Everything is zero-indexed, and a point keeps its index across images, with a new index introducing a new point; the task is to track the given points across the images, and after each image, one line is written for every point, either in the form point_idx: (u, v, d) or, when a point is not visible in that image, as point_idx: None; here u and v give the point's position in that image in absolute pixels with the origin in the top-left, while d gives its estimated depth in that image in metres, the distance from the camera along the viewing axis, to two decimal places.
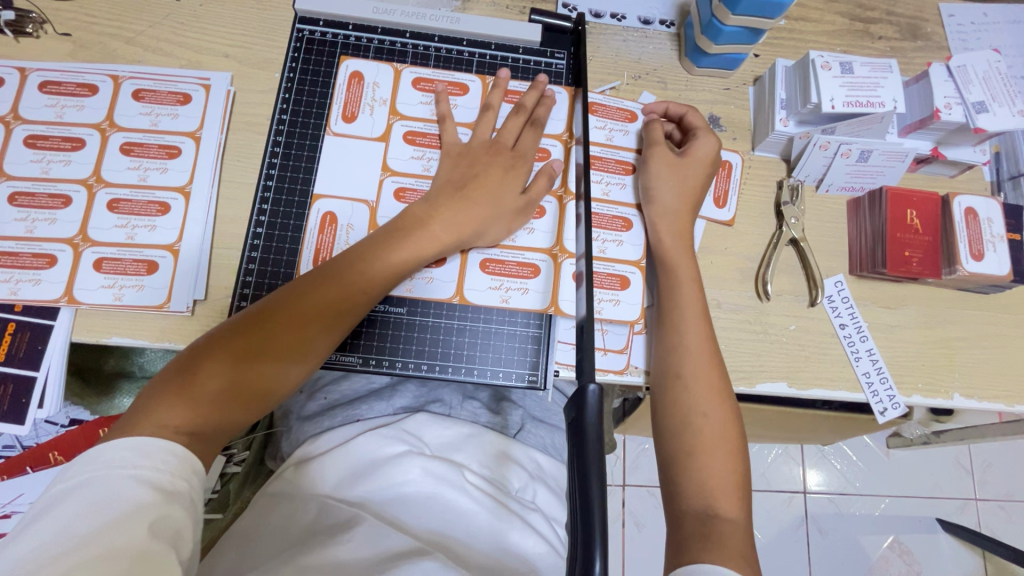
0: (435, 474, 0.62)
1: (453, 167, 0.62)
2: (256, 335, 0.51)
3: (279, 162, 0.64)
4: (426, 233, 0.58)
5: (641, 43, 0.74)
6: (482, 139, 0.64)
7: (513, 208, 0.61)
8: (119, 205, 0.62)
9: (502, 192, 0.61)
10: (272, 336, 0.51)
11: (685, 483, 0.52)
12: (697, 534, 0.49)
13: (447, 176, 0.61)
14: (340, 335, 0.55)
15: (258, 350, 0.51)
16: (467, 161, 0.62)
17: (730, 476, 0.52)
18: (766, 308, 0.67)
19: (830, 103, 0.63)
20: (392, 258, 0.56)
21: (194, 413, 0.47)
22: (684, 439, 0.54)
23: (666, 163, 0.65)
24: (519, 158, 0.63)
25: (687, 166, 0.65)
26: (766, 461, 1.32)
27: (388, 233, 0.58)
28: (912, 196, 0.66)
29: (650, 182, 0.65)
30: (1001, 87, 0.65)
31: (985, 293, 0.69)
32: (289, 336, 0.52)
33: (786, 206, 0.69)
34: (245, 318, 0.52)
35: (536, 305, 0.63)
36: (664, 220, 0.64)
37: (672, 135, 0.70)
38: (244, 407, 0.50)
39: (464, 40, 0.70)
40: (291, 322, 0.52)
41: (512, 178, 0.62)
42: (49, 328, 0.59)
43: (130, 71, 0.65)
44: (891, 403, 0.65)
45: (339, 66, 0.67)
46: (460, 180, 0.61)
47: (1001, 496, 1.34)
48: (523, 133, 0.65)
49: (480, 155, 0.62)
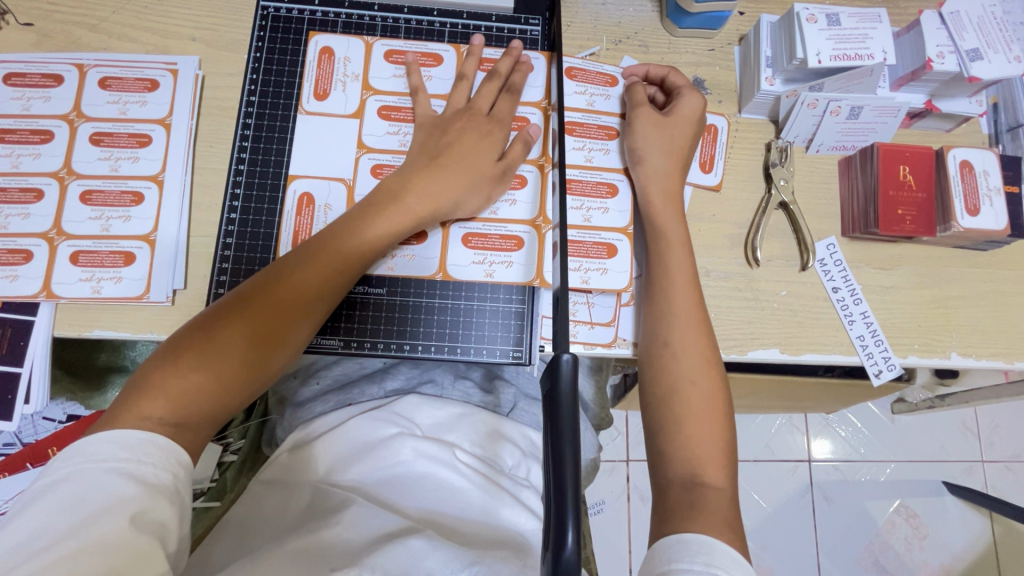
0: (426, 454, 0.61)
1: (426, 138, 0.61)
2: (234, 321, 0.50)
3: (250, 144, 0.63)
4: (402, 208, 0.56)
5: (620, 6, 0.71)
6: (456, 109, 0.62)
7: (489, 176, 0.60)
8: (92, 197, 0.61)
9: (478, 160, 0.59)
10: (251, 320, 0.50)
11: (671, 451, 0.52)
12: (683, 501, 0.48)
13: (421, 148, 0.60)
14: (321, 315, 0.54)
15: (237, 336, 0.50)
16: (441, 132, 0.60)
17: (716, 443, 0.51)
18: (756, 275, 0.65)
19: (816, 57, 0.60)
20: (368, 234, 0.55)
21: (176, 404, 0.46)
22: (670, 408, 0.53)
23: (653, 122, 0.63)
24: (495, 125, 0.61)
25: (675, 125, 0.63)
26: (769, 432, 1.32)
27: (362, 209, 0.56)
28: (904, 151, 0.64)
29: (636, 143, 0.63)
30: (996, 33, 0.62)
31: (983, 249, 0.67)
32: (269, 319, 0.51)
33: (774, 168, 0.67)
34: (222, 306, 0.51)
35: (519, 279, 0.62)
36: (649, 186, 0.62)
37: (655, 98, 0.68)
38: (228, 396, 0.49)
39: (435, 9, 0.67)
40: (269, 305, 0.51)
41: (488, 147, 0.60)
42: (30, 324, 0.58)
43: (95, 59, 0.64)
44: (887, 365, 0.64)
45: (308, 43, 0.65)
46: (434, 150, 0.59)
47: (1008, 456, 1.33)
48: (499, 100, 0.63)
49: (454, 123, 0.61)
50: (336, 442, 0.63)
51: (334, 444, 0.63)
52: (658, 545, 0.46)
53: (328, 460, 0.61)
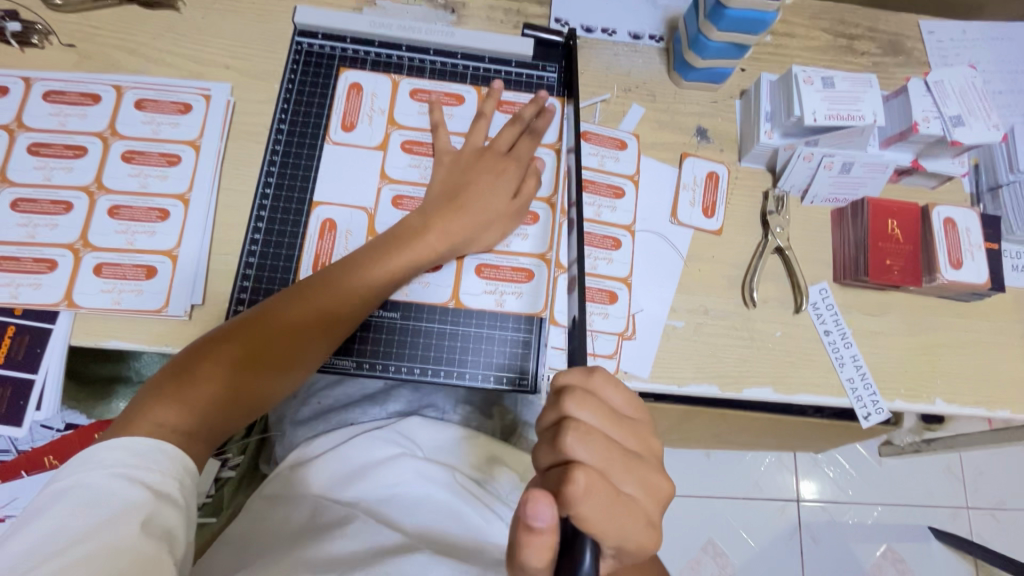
0: (426, 475, 0.62)
1: (447, 174, 0.64)
2: (250, 341, 0.52)
3: (277, 169, 0.66)
4: (423, 242, 0.59)
5: (630, 58, 0.76)
6: (474, 146, 0.66)
7: (504, 213, 0.63)
8: (119, 211, 0.63)
9: (493, 198, 0.63)
10: (267, 341, 0.52)
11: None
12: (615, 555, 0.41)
13: (441, 184, 0.63)
14: (332, 340, 0.56)
15: (255, 353, 0.52)
16: (458, 168, 0.64)
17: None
18: (752, 315, 0.68)
19: (812, 116, 0.64)
20: (389, 265, 0.58)
21: (192, 413, 0.48)
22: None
23: (606, 498, 0.39)
24: (511, 164, 0.65)
25: (617, 429, 0.43)
26: (759, 469, 1.33)
27: (384, 241, 0.59)
28: (893, 206, 0.68)
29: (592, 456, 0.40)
30: (977, 102, 0.67)
31: (965, 301, 0.71)
32: (287, 339, 0.53)
33: (771, 215, 0.71)
34: (243, 321, 0.53)
35: (524, 309, 0.65)
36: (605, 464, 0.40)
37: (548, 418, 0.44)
38: (234, 410, 0.51)
39: (459, 53, 0.72)
40: (284, 328, 0.53)
41: (504, 184, 0.64)
42: (49, 331, 0.60)
43: (133, 82, 0.67)
44: (875, 408, 0.66)
45: (339, 78, 0.69)
46: (453, 188, 0.63)
47: (992, 504, 1.35)
48: (518, 141, 0.67)
49: (473, 163, 0.64)
50: (338, 461, 0.64)
51: (334, 463, 0.64)
52: None
53: (329, 477, 0.62)
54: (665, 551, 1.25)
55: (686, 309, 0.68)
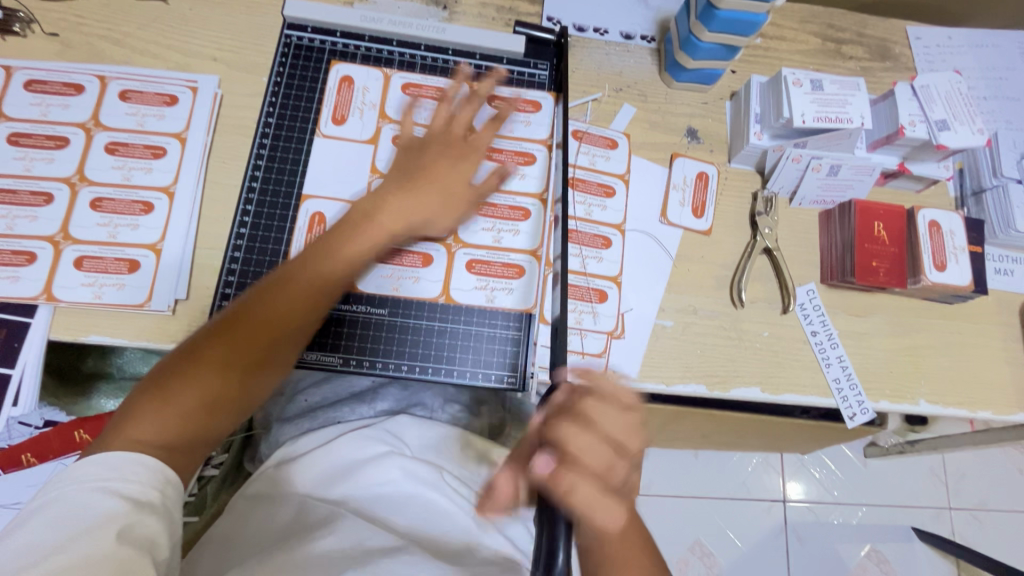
0: (415, 475, 0.61)
1: (405, 158, 0.62)
2: (219, 345, 0.50)
3: (265, 162, 0.65)
4: (372, 226, 0.57)
5: (622, 57, 0.76)
6: (436, 131, 0.64)
7: (463, 198, 0.62)
8: (102, 204, 0.62)
9: (453, 182, 0.61)
10: (235, 344, 0.51)
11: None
12: None
13: (399, 168, 0.62)
14: (301, 331, 0.55)
15: (218, 362, 0.49)
16: (418, 151, 0.62)
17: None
18: (741, 315, 0.69)
19: (801, 118, 0.65)
20: (343, 254, 0.56)
21: (171, 427, 0.47)
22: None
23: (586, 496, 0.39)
24: (467, 149, 0.63)
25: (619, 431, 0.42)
26: (746, 471, 1.34)
27: (338, 229, 0.57)
28: (879, 208, 0.69)
29: (576, 452, 0.40)
30: (962, 107, 0.68)
31: (949, 303, 0.72)
32: (253, 339, 0.51)
33: (760, 216, 0.71)
34: (206, 332, 0.51)
35: (516, 306, 0.64)
36: (586, 466, 0.40)
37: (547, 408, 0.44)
38: (213, 420, 0.49)
39: (450, 49, 0.71)
40: (250, 324, 0.51)
41: (462, 170, 0.62)
42: (27, 326, 0.58)
43: (118, 72, 0.66)
44: (860, 408, 0.67)
45: (329, 71, 0.68)
46: (410, 170, 0.61)
47: (974, 505, 1.37)
48: (480, 127, 0.65)
49: (432, 146, 0.62)
50: (326, 458, 0.63)
51: (321, 461, 0.63)
52: None
53: (316, 475, 0.62)
54: None
55: (675, 309, 0.68)
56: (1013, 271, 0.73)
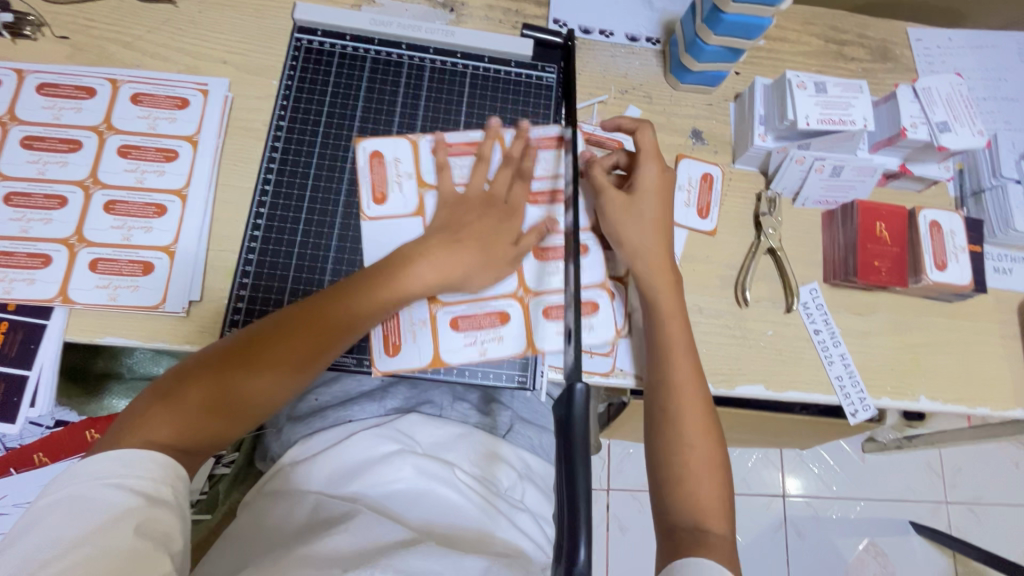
0: (427, 471, 0.62)
1: (450, 213, 0.64)
2: (242, 356, 0.52)
3: (277, 165, 0.66)
4: (416, 269, 0.59)
5: (627, 59, 0.77)
6: (474, 192, 0.65)
7: (503, 257, 0.63)
8: (115, 207, 0.62)
9: (495, 237, 0.63)
10: (257, 358, 0.52)
11: (674, 505, 0.55)
12: (690, 538, 0.52)
13: (444, 222, 0.63)
14: (324, 359, 0.55)
15: (236, 370, 0.51)
16: (462, 209, 0.64)
17: (716, 496, 0.55)
18: (745, 314, 0.70)
19: (805, 120, 0.66)
20: (378, 296, 0.57)
21: (178, 433, 0.48)
22: (671, 466, 0.56)
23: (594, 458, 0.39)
24: (512, 211, 0.65)
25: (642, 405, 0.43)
26: (746, 466, 1.35)
27: (377, 265, 0.59)
28: (881, 209, 0.70)
29: (615, 233, 0.65)
30: (963, 109, 0.69)
31: (949, 301, 0.73)
32: (276, 356, 0.52)
33: (764, 216, 0.72)
34: (231, 342, 0.53)
35: (513, 349, 0.64)
36: (639, 263, 0.64)
37: (618, 164, 0.70)
38: (222, 429, 0.51)
39: (458, 52, 0.72)
40: (278, 342, 0.53)
41: (504, 229, 0.64)
42: (43, 327, 0.59)
43: (129, 75, 0.66)
44: (862, 405, 0.68)
45: (356, 148, 0.67)
46: (455, 225, 0.63)
47: (970, 498, 1.39)
48: (513, 186, 0.67)
49: (475, 204, 0.64)
50: (339, 455, 0.64)
51: (336, 458, 0.64)
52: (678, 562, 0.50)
53: (329, 472, 0.63)
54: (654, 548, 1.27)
55: None
56: (1011, 270, 0.75)
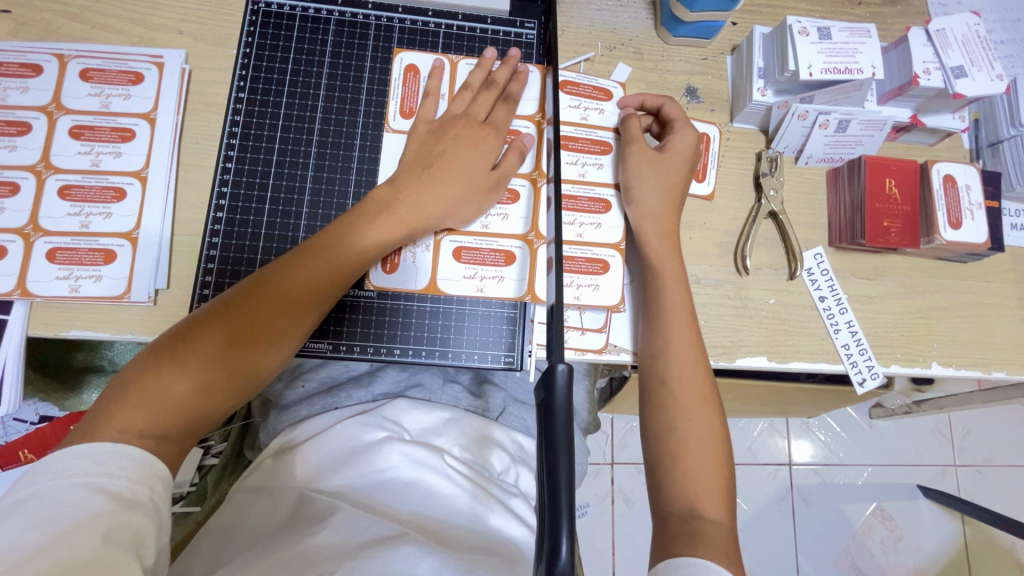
0: (415, 459, 0.60)
1: (420, 145, 0.60)
2: (221, 330, 0.48)
3: (239, 140, 0.62)
4: (391, 216, 0.55)
5: (615, 12, 0.71)
6: (452, 115, 0.61)
7: (483, 186, 0.59)
8: (71, 192, 0.59)
9: (470, 169, 0.58)
10: (237, 330, 0.49)
11: (667, 486, 0.52)
12: (683, 532, 0.49)
13: (413, 156, 0.59)
14: (310, 321, 0.53)
15: (218, 346, 0.48)
16: (435, 139, 0.59)
17: (714, 479, 0.51)
18: (745, 283, 0.66)
19: (807, 70, 0.61)
20: (358, 247, 0.54)
21: (158, 415, 0.45)
22: (668, 443, 0.53)
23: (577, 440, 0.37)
24: (489, 132, 0.60)
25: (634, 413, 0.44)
26: (751, 436, 1.33)
27: (352, 217, 0.55)
28: (890, 165, 0.66)
29: (631, 179, 0.62)
30: (980, 51, 0.64)
31: (963, 262, 0.69)
32: (258, 325, 0.49)
33: (764, 177, 0.68)
34: (207, 312, 0.50)
35: (511, 293, 0.61)
36: (646, 223, 0.61)
37: (651, 128, 0.68)
38: (210, 407, 0.48)
39: (430, 10, 0.67)
40: (255, 310, 0.50)
41: (480, 154, 0.59)
42: (3, 322, 0.56)
43: (76, 50, 0.62)
44: (870, 373, 0.65)
45: (393, 60, 0.65)
46: (426, 158, 0.58)
47: (980, 461, 1.37)
48: (495, 108, 0.62)
49: (448, 130, 0.60)
50: (322, 446, 0.62)
51: (320, 449, 0.61)
52: (661, 567, 0.47)
53: (314, 463, 0.60)
54: None
55: None
56: None
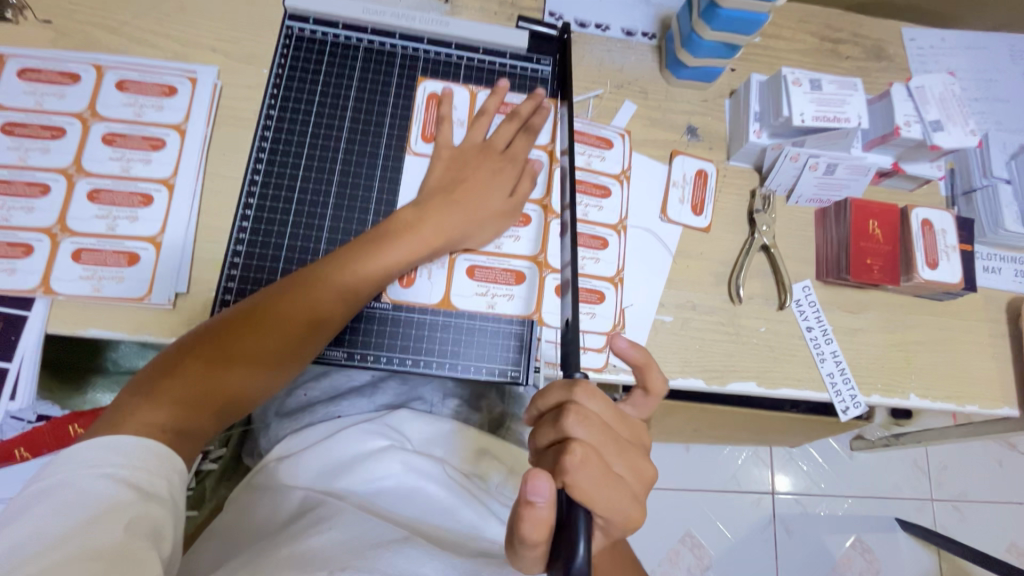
0: (416, 468, 0.62)
1: (445, 169, 0.63)
2: (247, 334, 0.51)
3: (267, 155, 0.65)
4: (416, 236, 0.58)
5: (623, 54, 0.76)
6: (472, 143, 0.65)
7: (500, 211, 0.63)
8: (99, 196, 0.61)
9: (490, 195, 0.62)
10: (262, 335, 0.51)
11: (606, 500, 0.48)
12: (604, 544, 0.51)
13: (437, 179, 0.63)
14: (328, 330, 0.55)
15: (243, 350, 0.50)
16: (458, 164, 0.63)
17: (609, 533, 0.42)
18: (738, 311, 0.70)
19: (800, 117, 0.66)
20: (382, 262, 0.57)
21: (184, 412, 0.47)
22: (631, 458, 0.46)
23: (597, 473, 0.41)
24: (508, 162, 0.64)
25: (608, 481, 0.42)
26: (735, 464, 1.36)
27: (379, 233, 0.58)
28: (874, 208, 0.71)
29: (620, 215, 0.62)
30: (955, 108, 0.70)
31: (939, 300, 0.73)
32: (281, 332, 0.52)
33: (757, 214, 0.72)
34: (234, 316, 0.52)
35: (519, 311, 0.64)
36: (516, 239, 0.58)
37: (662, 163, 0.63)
38: (230, 405, 0.50)
39: (453, 43, 0.71)
40: (281, 318, 0.52)
41: (499, 181, 0.63)
42: (24, 318, 0.58)
43: (114, 62, 0.65)
44: (853, 402, 0.68)
45: (417, 87, 0.69)
46: (449, 184, 0.62)
47: (955, 496, 1.41)
48: (515, 138, 0.66)
49: (470, 158, 0.64)
50: (326, 453, 0.63)
51: (321, 456, 0.63)
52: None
53: (316, 469, 0.61)
54: (642, 544, 1.27)
55: (675, 304, 0.69)
56: (1001, 269, 0.75)
